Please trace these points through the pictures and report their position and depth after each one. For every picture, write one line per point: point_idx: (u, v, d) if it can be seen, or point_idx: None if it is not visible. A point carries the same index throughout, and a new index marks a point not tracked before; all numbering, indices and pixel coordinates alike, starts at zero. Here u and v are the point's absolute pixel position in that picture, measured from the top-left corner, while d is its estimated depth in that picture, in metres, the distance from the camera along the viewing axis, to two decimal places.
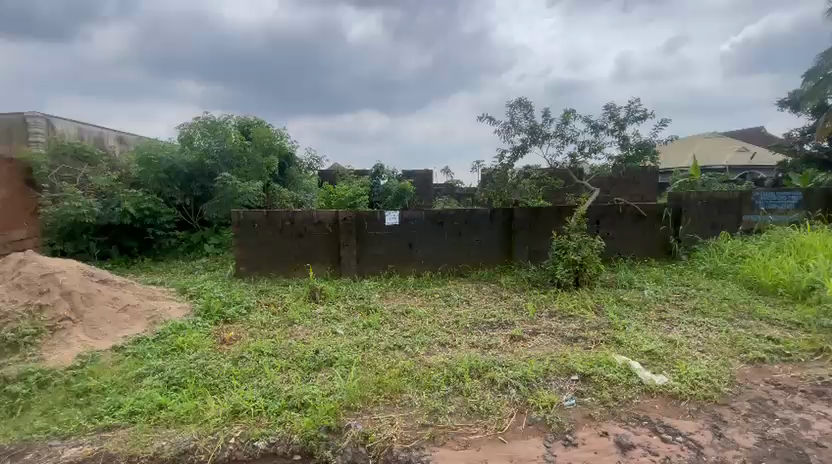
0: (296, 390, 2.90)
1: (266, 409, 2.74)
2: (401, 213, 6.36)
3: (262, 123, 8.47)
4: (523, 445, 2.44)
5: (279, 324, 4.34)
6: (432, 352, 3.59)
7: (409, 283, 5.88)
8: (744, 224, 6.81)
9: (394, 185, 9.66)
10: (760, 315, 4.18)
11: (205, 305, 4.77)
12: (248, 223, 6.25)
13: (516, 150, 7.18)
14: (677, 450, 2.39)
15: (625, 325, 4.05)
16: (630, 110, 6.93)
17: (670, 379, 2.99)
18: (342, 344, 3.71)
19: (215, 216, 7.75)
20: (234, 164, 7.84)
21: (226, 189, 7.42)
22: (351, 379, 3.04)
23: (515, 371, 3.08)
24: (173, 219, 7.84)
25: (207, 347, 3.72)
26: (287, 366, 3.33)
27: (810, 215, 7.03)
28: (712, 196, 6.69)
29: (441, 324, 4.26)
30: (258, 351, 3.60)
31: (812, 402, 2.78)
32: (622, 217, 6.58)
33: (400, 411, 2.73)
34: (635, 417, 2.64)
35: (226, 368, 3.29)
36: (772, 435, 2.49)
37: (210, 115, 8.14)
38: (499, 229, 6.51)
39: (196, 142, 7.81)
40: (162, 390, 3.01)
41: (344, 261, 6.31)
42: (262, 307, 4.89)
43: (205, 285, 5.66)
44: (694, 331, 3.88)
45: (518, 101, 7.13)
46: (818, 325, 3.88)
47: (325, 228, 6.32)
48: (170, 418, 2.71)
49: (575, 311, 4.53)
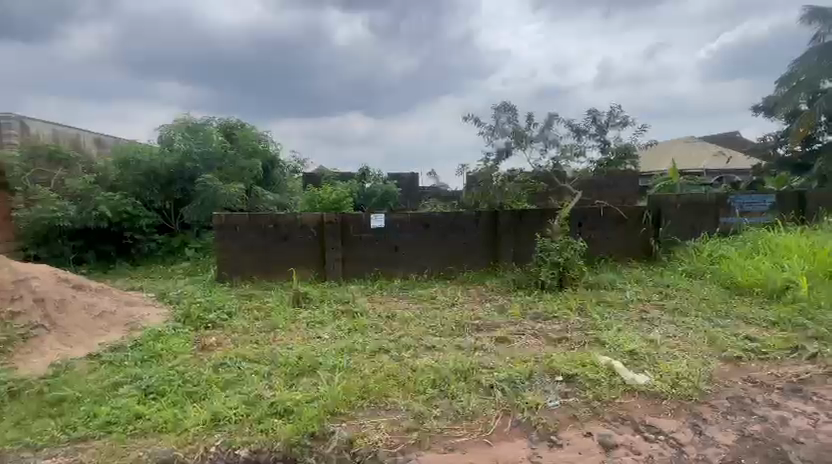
0: (279, 397, 2.84)
1: (248, 416, 2.68)
2: (386, 216, 6.34)
3: (246, 126, 8.36)
4: (508, 447, 2.44)
5: (262, 329, 4.26)
6: (418, 355, 3.56)
7: (395, 287, 5.85)
8: (722, 225, 6.98)
9: (379, 187, 9.63)
10: (737, 314, 4.29)
11: (185, 311, 4.65)
12: (230, 226, 6.15)
13: (500, 153, 7.25)
14: (658, 448, 2.43)
15: (608, 325, 4.10)
16: (611, 115, 7.07)
17: (652, 378, 3.03)
18: (326, 348, 3.66)
19: (196, 219, 7.60)
20: (215, 166, 7.69)
21: (208, 192, 7.31)
22: (336, 384, 2.99)
23: (500, 373, 3.08)
24: (153, 223, 7.64)
25: (187, 353, 3.63)
26: (271, 372, 3.27)
27: (784, 216, 7.26)
28: (690, 198, 6.87)
29: (427, 327, 4.24)
30: (241, 357, 3.53)
31: (788, 399, 2.86)
32: (603, 219, 6.69)
33: (386, 415, 2.70)
34: (619, 417, 2.67)
35: (206, 375, 3.21)
36: (751, 432, 2.54)
37: (191, 118, 8.05)
38: (484, 232, 6.53)
39: (176, 144, 7.70)
40: (139, 399, 2.92)
41: (329, 264, 6.25)
42: (245, 312, 4.80)
43: (186, 290, 5.54)
44: (674, 330, 3.95)
45: (502, 105, 7.19)
46: (792, 324, 4.00)
47: (310, 231, 6.25)
48: (148, 427, 2.63)
49: (559, 312, 4.57)
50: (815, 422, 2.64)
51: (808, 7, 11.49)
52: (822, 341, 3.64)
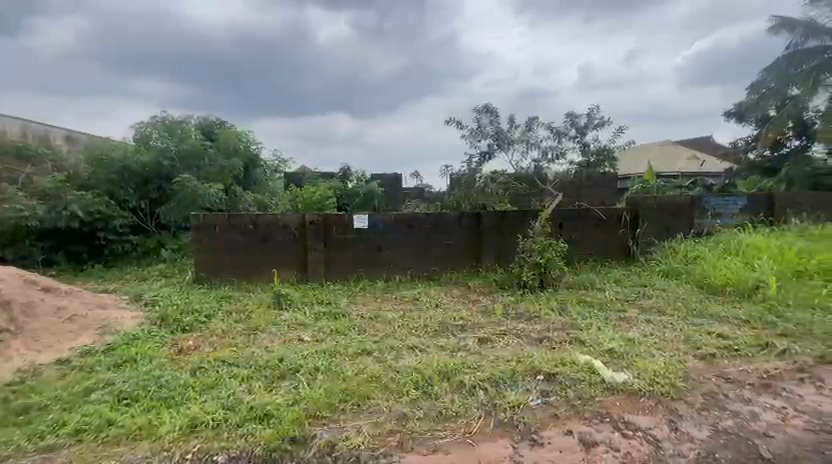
0: (259, 401, 2.78)
1: (226, 421, 2.62)
2: (369, 216, 6.31)
3: (225, 125, 8.20)
4: (491, 446, 2.45)
5: (242, 332, 4.18)
6: (402, 357, 3.55)
7: (379, 288, 5.82)
8: (696, 227, 7.19)
9: (362, 187, 9.58)
10: (711, 313, 4.42)
11: (161, 314, 4.52)
12: (209, 227, 6.02)
13: (482, 155, 7.30)
14: (636, 445, 2.47)
15: (588, 325, 4.18)
16: (589, 117, 7.21)
17: (630, 376, 3.10)
18: (308, 350, 3.62)
19: (173, 219, 7.41)
20: (193, 165, 7.51)
21: (185, 191, 7.12)
22: (318, 387, 2.96)
23: (483, 374, 3.10)
24: (128, 223, 7.40)
25: (163, 358, 3.52)
26: (250, 375, 3.20)
27: (754, 218, 7.53)
28: (666, 200, 7.06)
29: (411, 328, 4.23)
30: (220, 360, 3.45)
31: (758, 394, 2.96)
32: (583, 221, 6.81)
33: (369, 417, 2.68)
34: (598, 415, 2.71)
35: (183, 379, 3.13)
36: (724, 427, 2.61)
37: (168, 115, 7.85)
38: (468, 233, 6.56)
39: (152, 142, 7.51)
40: (112, 405, 2.81)
41: (311, 265, 6.17)
42: (224, 314, 4.70)
43: (161, 292, 5.39)
44: (652, 329, 4.05)
45: (484, 107, 7.26)
46: (762, 321, 4.14)
47: (291, 232, 6.16)
48: (121, 434, 2.53)
49: (540, 312, 4.63)
50: (785, 416, 2.73)
51: (776, 17, 11.96)
52: (790, 337, 3.78)
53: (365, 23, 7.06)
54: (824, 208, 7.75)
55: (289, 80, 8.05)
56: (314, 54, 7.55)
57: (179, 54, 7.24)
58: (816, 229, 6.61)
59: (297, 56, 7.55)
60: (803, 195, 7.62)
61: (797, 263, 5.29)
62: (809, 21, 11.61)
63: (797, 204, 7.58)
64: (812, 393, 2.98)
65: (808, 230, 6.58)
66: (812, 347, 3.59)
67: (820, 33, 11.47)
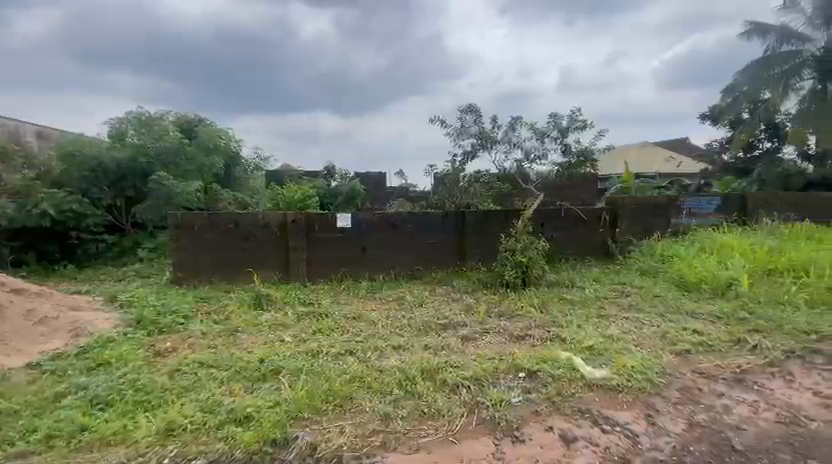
0: (239, 403, 2.74)
1: (205, 424, 2.56)
2: (352, 215, 6.26)
3: (205, 122, 8.03)
4: (474, 444, 2.46)
5: (221, 333, 4.10)
6: (385, 356, 3.54)
7: (362, 287, 5.79)
8: (673, 226, 7.38)
9: (345, 186, 9.51)
10: (687, 310, 4.54)
11: (137, 315, 4.40)
12: (187, 226, 5.89)
13: (466, 155, 7.33)
14: (615, 439, 2.52)
15: (568, 322, 4.24)
16: (571, 118, 7.31)
17: (609, 372, 3.16)
18: (290, 351, 3.57)
19: (150, 218, 7.22)
20: (170, 163, 7.31)
21: (161, 190, 6.97)
22: (300, 388, 2.92)
23: (466, 372, 3.12)
24: (102, 222, 7.18)
25: (139, 360, 3.43)
26: (230, 377, 3.14)
27: (728, 218, 7.77)
28: (644, 200, 7.23)
29: (394, 327, 4.22)
30: (198, 362, 3.38)
31: (731, 388, 3.05)
32: (564, 220, 6.92)
33: (352, 418, 2.66)
34: (578, 411, 2.75)
35: (160, 382, 3.05)
36: (698, 420, 2.69)
37: (145, 110, 7.64)
38: (451, 232, 6.58)
39: (128, 139, 7.32)
40: (85, 410, 2.72)
41: (293, 264, 6.10)
42: (203, 315, 4.60)
43: (138, 293, 5.24)
44: (629, 326, 4.14)
45: (468, 106, 7.29)
46: (735, 318, 4.28)
47: (273, 231, 6.07)
48: (94, 440, 2.45)
49: (522, 310, 4.68)
50: (756, 409, 2.82)
51: (749, 22, 12.36)
52: (761, 333, 3.91)
53: None
54: (794, 208, 8.04)
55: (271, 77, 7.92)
56: None
57: None
58: (786, 228, 6.85)
59: None
60: (774, 195, 7.89)
61: (768, 261, 5.47)
62: (781, 26, 12.03)
63: (768, 204, 7.85)
64: (781, 387, 3.09)
65: (778, 230, 6.82)
66: (782, 342, 3.72)
67: (791, 38, 11.89)
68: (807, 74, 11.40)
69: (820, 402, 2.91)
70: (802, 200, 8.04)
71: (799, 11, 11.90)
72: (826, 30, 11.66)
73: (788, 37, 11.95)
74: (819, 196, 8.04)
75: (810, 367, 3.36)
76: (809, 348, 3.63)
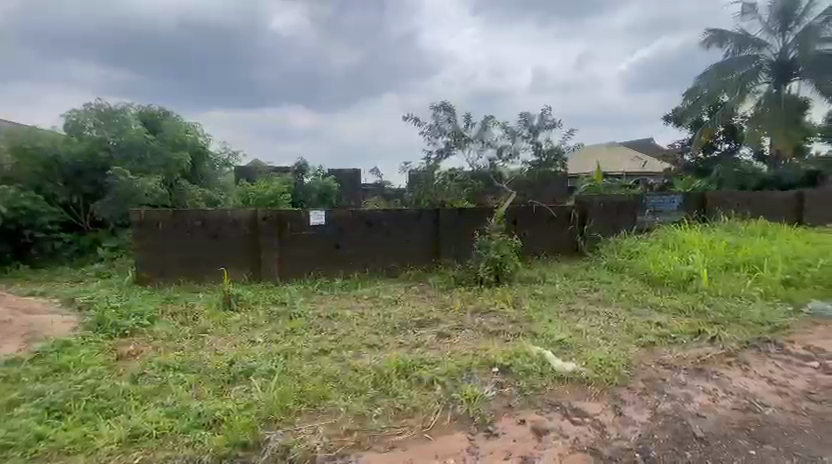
0: (208, 407, 2.65)
1: (171, 430, 2.47)
2: (326, 212, 6.17)
3: (170, 115, 7.70)
4: (448, 440, 2.48)
5: (189, 334, 3.97)
6: (359, 355, 3.51)
7: (336, 286, 5.72)
8: (638, 223, 7.65)
9: (318, 183, 9.37)
10: (651, 303, 4.73)
11: (97, 317, 4.19)
12: (152, 224, 5.66)
13: (440, 152, 7.36)
14: (584, 430, 2.59)
15: (540, 317, 4.34)
16: (542, 118, 7.45)
17: (578, 365, 3.25)
18: (262, 352, 3.48)
19: (111, 215, 6.88)
20: (133, 158, 6.97)
21: (121, 186, 6.66)
22: (272, 389, 2.86)
23: (441, 369, 3.14)
24: (58, 220, 6.81)
25: (101, 365, 3.27)
26: (198, 381, 3.04)
27: (689, 215, 8.12)
28: (611, 199, 7.46)
29: (369, 325, 4.20)
30: (164, 366, 3.25)
31: (692, 378, 3.20)
32: (536, 217, 7.06)
33: (326, 419, 2.62)
34: (549, 403, 2.82)
35: (123, 387, 2.92)
36: (662, 410, 2.80)
37: (105, 102, 7.29)
38: (427, 230, 6.59)
39: (87, 132, 6.98)
40: (40, 418, 2.56)
41: (265, 263, 5.96)
42: (169, 317, 4.43)
43: (98, 294, 5.00)
44: (597, 320, 4.27)
45: (442, 104, 7.31)
46: (696, 310, 4.49)
47: (243, 229, 5.91)
48: (52, 449, 2.32)
49: (496, 306, 4.76)
50: (716, 397, 2.96)
51: (710, 29, 12.97)
52: (720, 325, 4.11)
53: (321, 14, 6.85)
54: (749, 206, 8.47)
55: (241, 71, 7.69)
56: (267, 43, 7.24)
57: (116, 41, 6.72)
58: (741, 225, 7.21)
59: (249, 46, 7.22)
60: (731, 195, 8.27)
61: (726, 256, 5.75)
62: (739, 33, 12.67)
63: (726, 203, 8.23)
64: (738, 376, 3.25)
65: (734, 226, 7.19)
66: (738, 333, 3.92)
67: (749, 44, 12.54)
68: (763, 79, 12.30)
69: (773, 390, 3.06)
70: (756, 199, 8.47)
71: (756, 19, 12.55)
72: (780, 37, 12.45)
73: (746, 43, 12.57)
74: (771, 195, 8.51)
75: (764, 357, 3.55)
76: (763, 338, 3.84)
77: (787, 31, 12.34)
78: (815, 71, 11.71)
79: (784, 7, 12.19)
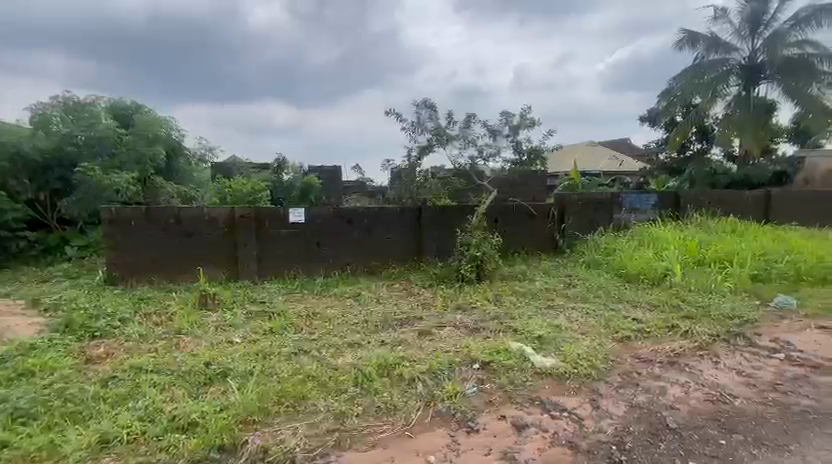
0: (183, 409, 2.58)
1: (144, 434, 2.39)
2: (306, 210, 6.08)
3: (142, 108, 7.47)
4: (429, 437, 2.47)
5: (163, 336, 3.85)
6: (340, 354, 3.48)
7: (316, 285, 5.65)
8: (615, 221, 7.82)
9: (298, 180, 9.24)
10: (627, 299, 4.84)
11: (65, 319, 4.02)
12: (123, 221, 5.48)
13: (421, 149, 7.35)
14: (563, 424, 2.63)
15: (520, 313, 4.40)
16: (522, 117, 7.52)
17: (557, 360, 3.31)
18: (239, 353, 3.40)
19: (79, 213, 6.64)
20: (104, 154, 6.75)
21: (91, 182, 6.41)
22: (250, 390, 2.80)
23: (422, 366, 3.13)
24: (23, 218, 6.52)
25: (69, 368, 3.15)
26: (172, 383, 2.95)
27: (663, 213, 8.34)
28: (589, 197, 7.61)
29: (350, 324, 4.16)
30: (136, 369, 3.15)
31: (666, 371, 3.29)
32: (516, 215, 7.13)
33: (306, 419, 2.58)
34: (529, 399, 2.85)
35: (93, 391, 2.81)
36: (638, 402, 2.87)
37: (73, 95, 7.01)
38: (408, 227, 6.58)
39: (54, 126, 6.69)
40: (3, 425, 2.44)
41: (243, 262, 5.84)
42: (142, 318, 4.29)
43: (66, 295, 4.80)
44: (576, 315, 4.35)
45: (423, 101, 7.30)
46: (669, 305, 4.62)
47: (220, 226, 5.77)
48: (15, 457, 2.21)
49: (476, 303, 4.80)
50: (688, 389, 3.05)
51: (684, 30, 13.32)
52: (692, 319, 4.24)
53: None
54: (720, 205, 8.75)
55: (222, 66, 7.58)
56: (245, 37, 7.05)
57: (84, 31, 6.45)
58: (712, 223, 7.46)
59: (226, 39, 7.03)
60: (703, 193, 8.54)
61: (698, 253, 5.93)
62: (711, 36, 13.07)
63: (698, 202, 8.48)
64: (709, 368, 3.35)
65: (706, 224, 7.42)
66: (710, 327, 4.05)
67: (720, 47, 12.92)
68: (734, 81, 12.67)
69: (742, 381, 3.17)
70: (726, 197, 8.77)
71: (727, 23, 12.98)
72: (749, 41, 12.90)
73: (718, 46, 12.95)
74: (740, 194, 8.82)
75: (733, 349, 3.68)
76: (733, 332, 3.98)
77: (756, 35, 12.80)
78: (781, 75, 12.22)
79: (754, 12, 12.69)
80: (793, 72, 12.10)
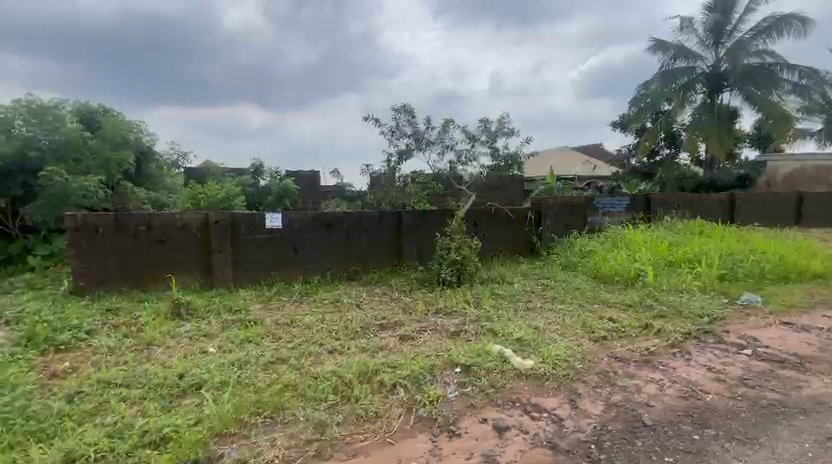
0: (154, 423, 2.49)
1: (112, 452, 2.29)
2: (284, 215, 5.99)
3: (110, 112, 7.24)
4: (410, 444, 2.45)
5: (133, 348, 3.70)
6: (320, 361, 3.43)
7: (295, 291, 5.56)
8: (590, 223, 7.98)
9: (275, 184, 9.10)
10: (602, 300, 4.96)
11: (27, 332, 3.82)
12: (89, 228, 5.27)
13: (401, 154, 7.37)
14: (542, 425, 2.65)
15: (499, 316, 4.44)
16: (500, 124, 7.63)
17: (536, 361, 3.35)
18: (214, 363, 3.31)
19: (43, 221, 6.30)
20: (68, 158, 6.45)
21: (54, 188, 6.07)
22: (225, 402, 2.72)
23: (404, 371, 3.11)
24: None
25: (31, 384, 2.99)
26: (142, 397, 2.84)
27: (636, 215, 8.56)
28: (564, 201, 7.76)
29: (329, 331, 4.10)
30: (104, 383, 3.02)
31: (641, 369, 3.37)
32: (495, 219, 7.22)
33: (284, 429, 2.53)
34: (509, 401, 2.87)
35: (58, 408, 2.68)
36: (614, 401, 2.93)
37: (35, 96, 6.65)
38: (388, 231, 6.56)
39: (15, 130, 6.29)
40: None
41: (217, 270, 5.69)
42: (110, 329, 4.13)
43: (28, 306, 4.56)
44: (552, 316, 4.43)
45: (402, 106, 7.32)
46: (642, 305, 4.75)
47: (192, 233, 5.61)
48: None
49: (457, 307, 4.81)
50: (662, 386, 3.13)
51: (654, 38, 13.83)
52: (664, 318, 4.37)
53: None
54: (688, 207, 9.06)
55: None
56: None
57: None
58: (681, 225, 7.73)
59: None
60: (671, 197, 8.84)
61: (669, 254, 6.14)
62: (679, 44, 13.60)
63: (667, 205, 8.77)
64: (681, 365, 3.46)
65: (676, 226, 7.70)
66: (681, 325, 4.18)
67: (687, 55, 13.45)
68: (699, 88, 13.19)
69: (713, 377, 3.27)
70: (694, 200, 9.10)
71: (693, 33, 13.54)
72: (714, 50, 13.51)
73: (685, 54, 13.46)
74: (707, 197, 9.16)
75: (704, 346, 3.81)
76: (703, 329, 4.13)
77: (719, 45, 13.43)
78: (743, 83, 12.83)
79: (718, 23, 13.29)
80: (754, 80, 12.69)
